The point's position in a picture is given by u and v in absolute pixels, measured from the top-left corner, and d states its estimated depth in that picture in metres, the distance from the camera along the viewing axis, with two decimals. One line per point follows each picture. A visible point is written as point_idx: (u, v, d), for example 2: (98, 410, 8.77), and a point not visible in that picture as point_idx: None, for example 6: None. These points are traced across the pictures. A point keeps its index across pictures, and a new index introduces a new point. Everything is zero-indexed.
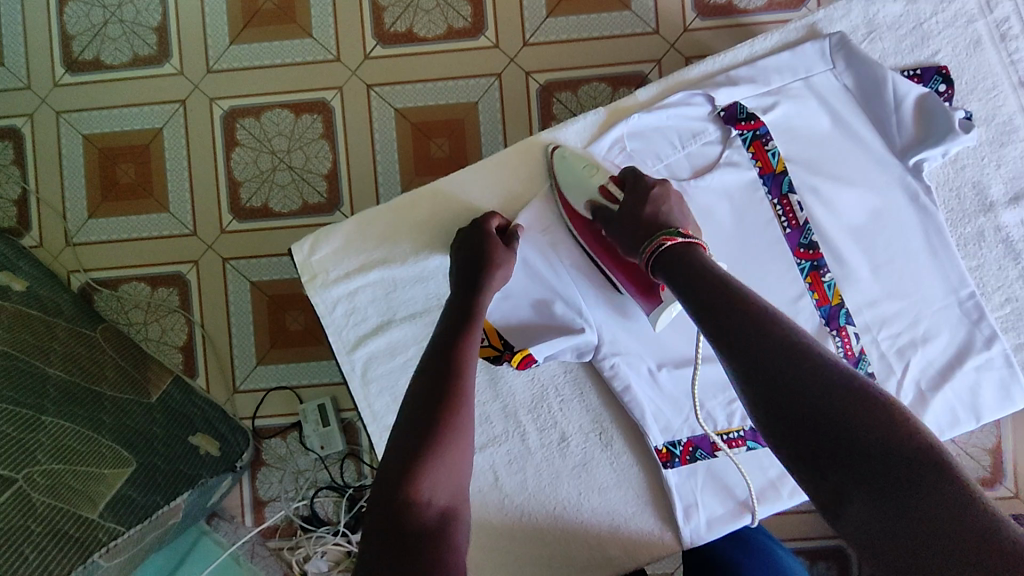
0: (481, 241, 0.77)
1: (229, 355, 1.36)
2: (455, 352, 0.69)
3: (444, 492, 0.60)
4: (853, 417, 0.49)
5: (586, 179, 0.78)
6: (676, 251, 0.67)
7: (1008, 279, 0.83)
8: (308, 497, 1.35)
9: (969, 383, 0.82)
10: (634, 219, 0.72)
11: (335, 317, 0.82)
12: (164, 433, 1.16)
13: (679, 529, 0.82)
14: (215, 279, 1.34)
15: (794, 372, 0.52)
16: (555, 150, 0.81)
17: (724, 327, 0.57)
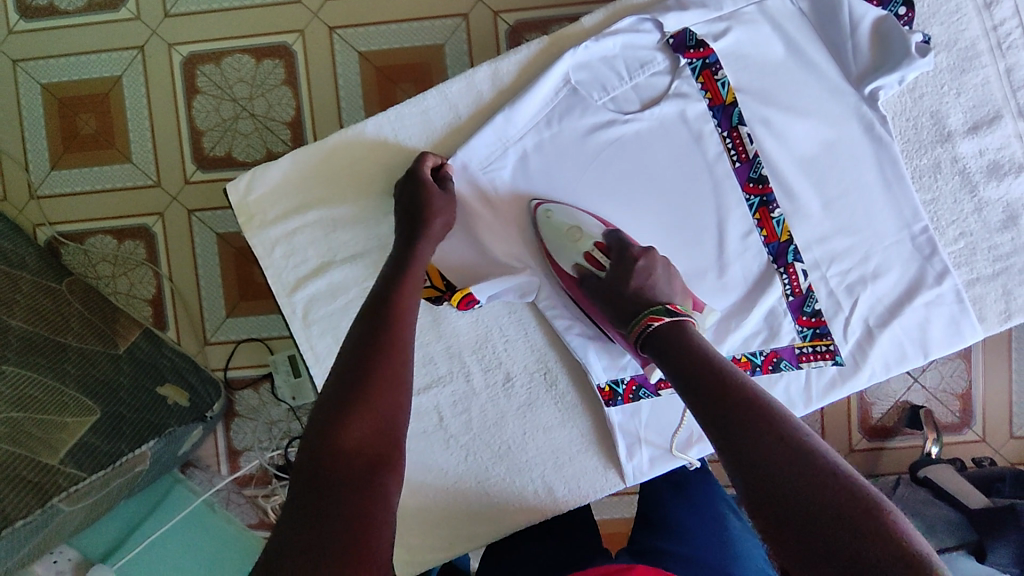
0: (421, 194, 0.74)
1: (199, 309, 1.35)
2: (393, 298, 0.68)
3: (371, 441, 0.56)
4: (843, 518, 0.46)
5: (568, 246, 0.76)
6: (666, 332, 0.66)
7: (962, 212, 0.80)
8: (282, 448, 1.35)
9: (918, 319, 0.81)
10: (619, 291, 0.72)
11: (273, 258, 0.80)
12: (131, 383, 1.16)
13: (622, 465, 0.83)
14: (182, 231, 1.32)
15: (789, 472, 0.49)
16: (539, 207, 0.78)
17: (714, 415, 0.56)
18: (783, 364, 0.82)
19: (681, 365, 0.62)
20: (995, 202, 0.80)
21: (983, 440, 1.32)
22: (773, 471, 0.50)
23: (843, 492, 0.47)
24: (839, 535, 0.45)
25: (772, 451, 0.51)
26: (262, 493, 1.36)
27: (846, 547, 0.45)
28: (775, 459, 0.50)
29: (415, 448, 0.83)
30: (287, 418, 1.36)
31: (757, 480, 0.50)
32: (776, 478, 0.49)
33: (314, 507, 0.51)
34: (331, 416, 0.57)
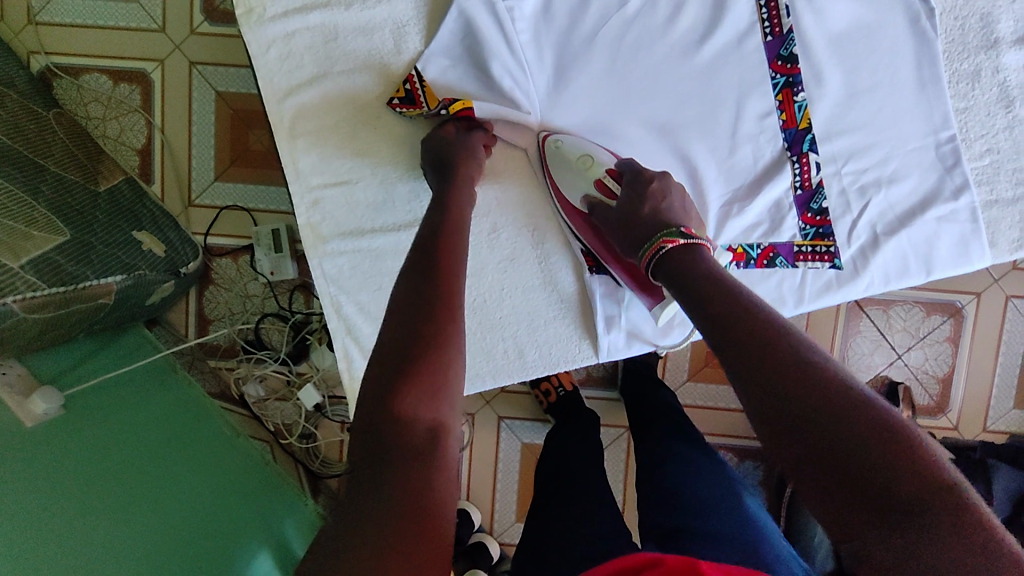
0: (447, 150, 0.72)
1: (188, 167, 1.32)
2: (436, 261, 0.60)
3: (435, 403, 0.51)
4: (867, 435, 0.43)
5: (581, 174, 0.75)
6: (683, 257, 0.62)
7: (994, 127, 0.76)
8: (253, 323, 1.35)
9: (927, 233, 0.77)
10: (633, 216, 0.70)
11: (267, 58, 0.75)
12: (106, 221, 1.10)
13: (598, 338, 0.81)
14: (182, 84, 1.29)
15: (810, 389, 0.46)
16: (548, 137, 0.76)
17: (731, 337, 0.52)
18: (779, 260, 0.78)
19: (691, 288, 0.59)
20: None
21: (954, 429, 1.38)
22: (800, 393, 0.47)
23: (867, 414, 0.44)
24: (868, 464, 0.43)
25: (802, 375, 0.47)
26: (226, 364, 1.38)
27: (872, 476, 0.42)
28: (805, 382, 0.47)
29: (389, 287, 0.80)
30: (264, 295, 1.36)
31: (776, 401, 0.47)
32: (802, 400, 0.46)
33: (366, 477, 0.47)
34: (389, 378, 0.51)
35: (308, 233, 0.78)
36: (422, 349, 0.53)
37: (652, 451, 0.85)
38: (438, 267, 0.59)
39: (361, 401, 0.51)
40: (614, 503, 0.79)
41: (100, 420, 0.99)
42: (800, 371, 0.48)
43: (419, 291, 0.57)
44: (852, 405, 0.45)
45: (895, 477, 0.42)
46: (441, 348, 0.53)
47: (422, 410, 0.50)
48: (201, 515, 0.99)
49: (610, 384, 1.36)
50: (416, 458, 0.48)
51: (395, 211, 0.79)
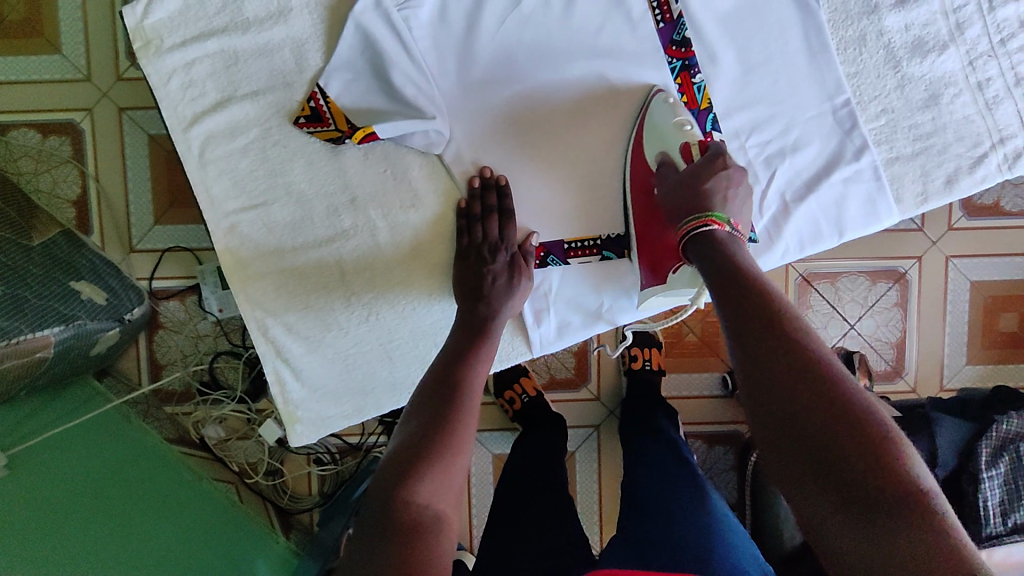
0: (472, 278, 0.77)
1: (126, 214, 1.30)
2: (457, 379, 0.69)
3: (439, 498, 0.59)
4: (861, 459, 0.48)
5: (670, 134, 0.74)
6: (717, 240, 0.65)
7: (885, 89, 0.79)
8: (207, 363, 1.34)
9: (835, 195, 0.79)
10: (694, 193, 0.67)
11: (170, 89, 0.75)
12: (42, 274, 1.06)
13: (528, 333, 0.82)
14: (112, 131, 1.28)
15: (817, 411, 0.51)
16: (658, 92, 0.77)
17: (756, 340, 0.56)
18: None
19: (718, 279, 0.62)
20: (918, 79, 0.79)
21: (913, 391, 1.41)
22: (806, 409, 0.52)
23: (868, 440, 0.49)
24: (861, 486, 0.48)
25: (804, 380, 0.53)
26: (183, 409, 1.36)
27: (850, 470, 0.49)
28: (808, 387, 0.52)
29: (315, 305, 0.79)
30: (215, 334, 1.35)
31: (783, 415, 0.52)
32: (807, 416, 0.51)
33: (372, 544, 0.56)
34: (406, 470, 0.60)
35: (229, 258, 0.77)
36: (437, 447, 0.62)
37: (629, 475, 0.93)
38: (457, 381, 0.68)
39: (379, 491, 0.59)
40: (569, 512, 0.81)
41: (53, 475, 0.96)
42: (804, 376, 0.53)
43: (440, 402, 0.66)
44: (844, 413, 0.50)
45: (877, 476, 0.48)
46: (454, 450, 0.63)
47: (423, 500, 0.58)
48: (169, 564, 0.96)
49: (575, 384, 1.37)
50: (411, 535, 0.56)
51: (313, 228, 0.78)
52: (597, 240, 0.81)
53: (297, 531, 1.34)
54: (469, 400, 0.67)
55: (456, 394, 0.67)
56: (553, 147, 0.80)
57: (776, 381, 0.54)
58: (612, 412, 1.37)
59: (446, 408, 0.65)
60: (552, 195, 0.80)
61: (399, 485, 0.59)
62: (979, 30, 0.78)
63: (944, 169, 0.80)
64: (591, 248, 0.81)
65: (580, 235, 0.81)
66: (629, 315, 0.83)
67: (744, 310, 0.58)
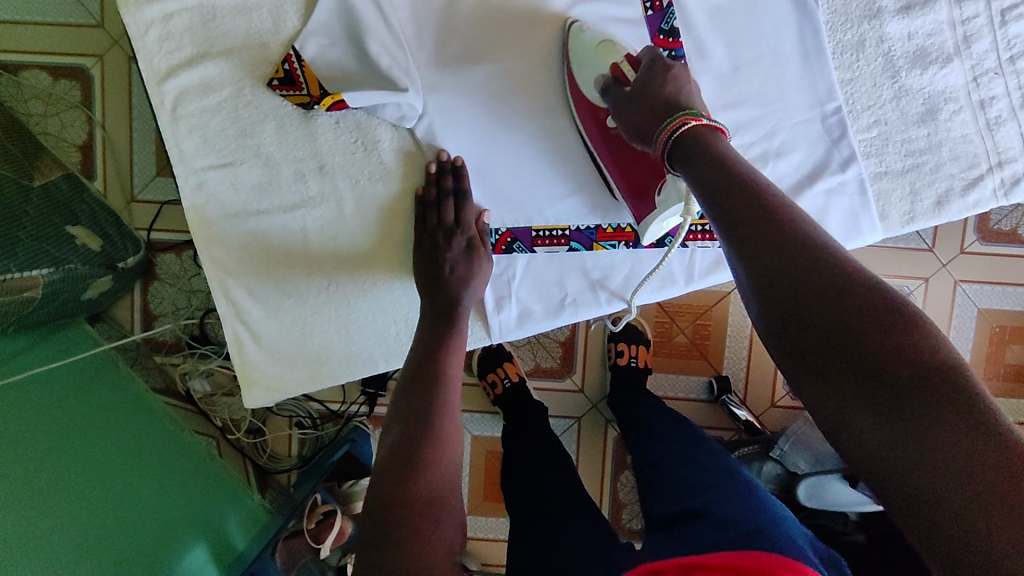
0: (429, 274, 0.76)
1: (128, 163, 1.31)
2: (437, 374, 0.70)
3: (433, 486, 0.63)
4: (878, 343, 0.47)
5: (601, 58, 0.72)
6: (702, 134, 0.60)
7: (880, 99, 0.76)
8: (198, 317, 1.35)
9: (817, 206, 0.76)
10: (649, 96, 0.66)
11: (146, 40, 0.74)
12: (38, 215, 1.06)
13: (489, 319, 0.80)
14: (120, 79, 1.29)
15: (823, 307, 0.49)
16: (574, 25, 0.75)
17: (756, 232, 0.54)
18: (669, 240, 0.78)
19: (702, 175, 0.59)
20: (917, 91, 0.76)
21: None
22: (816, 300, 0.50)
23: (881, 320, 0.48)
24: (882, 372, 0.47)
25: (809, 273, 0.51)
26: (171, 360, 1.36)
27: (871, 360, 0.47)
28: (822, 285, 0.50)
29: (278, 271, 0.79)
30: (208, 291, 1.37)
31: (798, 320, 0.51)
32: (819, 310, 0.50)
33: (379, 536, 0.60)
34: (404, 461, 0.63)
35: (194, 215, 0.77)
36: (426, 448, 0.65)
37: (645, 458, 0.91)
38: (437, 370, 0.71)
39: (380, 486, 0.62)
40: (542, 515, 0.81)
41: (32, 414, 0.95)
42: (809, 269, 0.51)
43: (421, 400, 0.68)
44: (854, 298, 0.49)
45: (911, 369, 0.46)
46: (443, 440, 0.66)
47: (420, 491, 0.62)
48: (136, 523, 0.96)
49: (559, 373, 1.35)
50: (413, 523, 0.60)
51: (281, 193, 0.78)
52: (566, 230, 0.80)
53: (274, 489, 1.37)
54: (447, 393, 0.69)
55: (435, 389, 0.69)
56: (512, 100, 0.78)
57: (786, 273, 0.51)
58: (594, 406, 1.36)
59: (432, 396, 0.69)
60: (523, 181, 0.80)
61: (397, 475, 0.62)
62: (985, 46, 0.75)
63: (935, 189, 0.76)
64: (561, 237, 0.80)
65: (550, 224, 0.80)
66: (592, 310, 0.82)
67: (737, 206, 0.56)
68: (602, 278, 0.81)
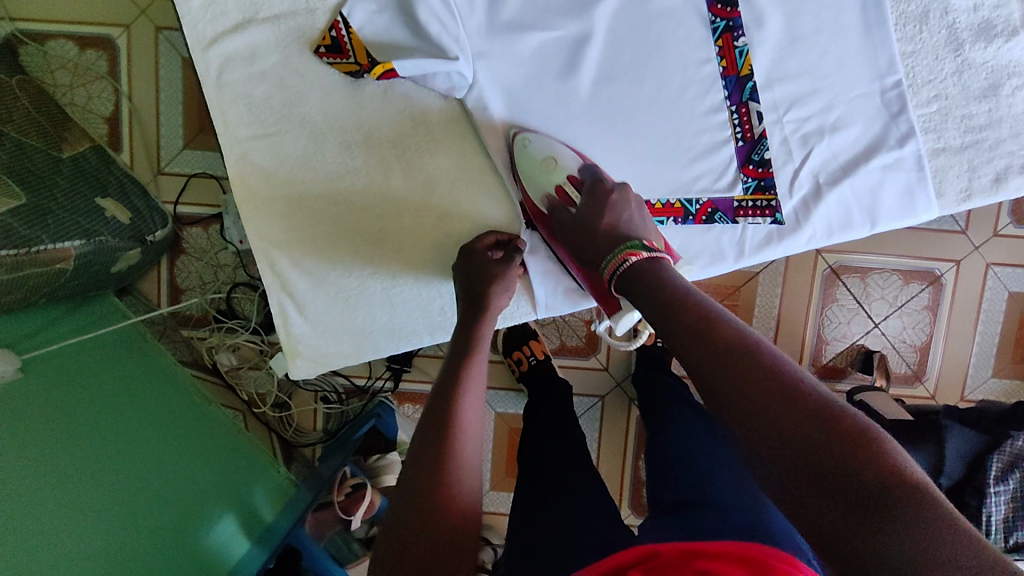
0: (475, 267, 0.75)
1: (156, 135, 1.30)
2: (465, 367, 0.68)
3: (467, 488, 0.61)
4: (838, 450, 0.47)
5: (544, 177, 0.75)
6: (641, 268, 0.64)
7: (941, 73, 0.74)
8: (225, 292, 1.35)
9: (872, 182, 0.75)
10: (591, 226, 0.70)
11: (191, 5, 0.72)
12: (68, 186, 1.06)
13: (535, 292, 0.81)
14: (148, 50, 1.27)
15: (781, 417, 0.50)
16: (518, 134, 0.75)
17: (710, 349, 0.55)
18: (718, 215, 0.76)
19: (653, 298, 0.61)
20: (980, 65, 0.74)
21: (931, 398, 1.35)
22: (772, 413, 0.50)
23: (836, 429, 0.48)
24: (848, 481, 0.46)
25: (763, 384, 0.51)
26: (198, 334, 1.37)
27: (834, 465, 0.47)
28: (772, 389, 0.51)
29: (323, 242, 0.78)
30: (235, 265, 1.35)
31: (757, 432, 0.50)
32: (778, 421, 0.49)
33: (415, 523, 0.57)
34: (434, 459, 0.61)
35: (239, 186, 0.76)
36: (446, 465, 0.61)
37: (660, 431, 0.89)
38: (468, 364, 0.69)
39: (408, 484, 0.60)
40: (576, 488, 0.80)
41: (65, 386, 0.95)
42: (764, 380, 0.52)
43: (438, 415, 0.64)
44: (809, 407, 0.49)
45: (867, 477, 0.45)
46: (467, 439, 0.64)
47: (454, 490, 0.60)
48: (170, 496, 0.96)
49: (584, 352, 1.35)
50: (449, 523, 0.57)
51: (325, 163, 0.77)
52: None
53: (299, 463, 1.37)
54: (468, 408, 0.65)
55: (453, 400, 0.65)
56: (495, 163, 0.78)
57: (742, 390, 0.52)
58: (617, 384, 1.36)
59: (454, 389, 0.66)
60: None
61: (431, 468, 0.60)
62: None
63: (993, 167, 0.75)
64: None
65: None
66: None
67: (688, 326, 0.58)
68: None
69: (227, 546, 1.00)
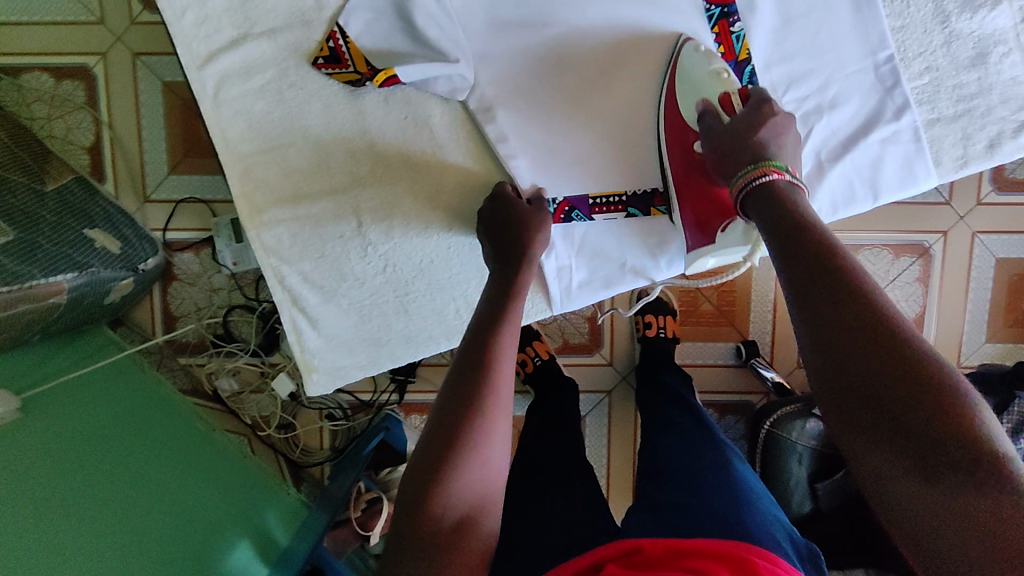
0: (510, 210, 0.73)
1: (140, 162, 1.28)
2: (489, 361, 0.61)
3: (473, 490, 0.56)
4: (937, 426, 0.45)
5: (710, 85, 0.70)
6: (781, 188, 0.60)
7: (931, 45, 0.76)
8: (221, 316, 1.32)
9: (872, 156, 0.76)
10: (745, 143, 0.64)
11: (184, 25, 0.72)
12: (55, 220, 1.04)
13: (549, 288, 0.80)
14: (127, 76, 1.25)
15: (880, 379, 0.48)
16: (689, 44, 0.73)
17: (827, 296, 0.52)
18: None
19: (779, 235, 0.57)
20: (967, 35, 0.76)
21: None
22: (875, 374, 0.48)
23: (944, 405, 0.45)
24: (933, 453, 0.45)
25: (873, 341, 0.49)
26: (196, 361, 1.34)
27: (925, 435, 0.45)
28: (875, 360, 0.48)
29: (331, 254, 0.77)
30: (230, 287, 1.33)
31: (850, 389, 0.49)
32: (882, 385, 0.48)
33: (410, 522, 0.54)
34: (438, 456, 0.56)
35: (243, 202, 0.75)
36: (458, 451, 0.56)
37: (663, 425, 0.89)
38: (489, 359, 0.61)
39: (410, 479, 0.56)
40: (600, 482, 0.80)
41: (69, 422, 0.93)
42: (876, 337, 0.49)
43: (460, 392, 0.59)
44: (922, 375, 0.46)
45: (957, 458, 0.44)
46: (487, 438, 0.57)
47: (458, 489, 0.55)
48: (182, 525, 0.94)
49: (588, 348, 1.35)
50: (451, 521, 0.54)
51: (330, 174, 0.76)
52: (623, 196, 0.79)
53: (308, 483, 1.35)
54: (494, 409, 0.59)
55: (475, 397, 0.58)
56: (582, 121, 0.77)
57: (855, 345, 0.49)
58: (623, 377, 1.36)
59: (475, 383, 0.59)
60: (577, 146, 0.78)
61: (436, 461, 0.55)
62: None
63: (987, 132, 0.77)
64: (617, 204, 0.79)
65: (605, 190, 0.78)
66: (651, 275, 0.82)
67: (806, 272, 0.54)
68: (662, 242, 0.81)
69: (246, 569, 0.98)
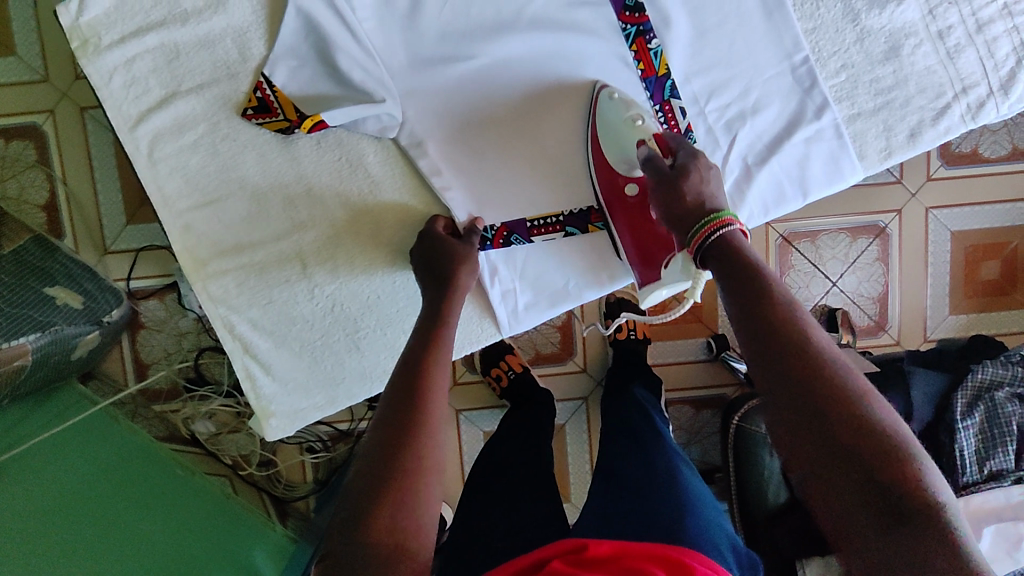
0: (438, 248, 0.74)
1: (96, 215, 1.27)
2: (419, 390, 0.60)
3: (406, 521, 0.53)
4: (877, 463, 0.46)
5: (625, 133, 0.71)
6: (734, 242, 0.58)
7: (844, 43, 0.78)
8: (191, 359, 1.32)
9: (798, 155, 0.78)
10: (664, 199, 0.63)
11: (112, 88, 0.73)
12: (12, 280, 1.03)
13: (496, 313, 0.81)
14: (75, 131, 1.24)
15: (828, 416, 0.48)
16: (601, 89, 0.75)
17: (777, 341, 0.52)
18: None
19: (730, 281, 0.56)
20: (878, 31, 0.78)
21: (897, 343, 1.41)
22: (824, 412, 0.48)
23: (883, 441, 0.46)
24: (874, 488, 0.46)
25: (818, 381, 0.49)
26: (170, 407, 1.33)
27: (871, 468, 0.46)
28: (822, 395, 0.48)
29: (279, 298, 0.78)
30: (197, 330, 1.33)
31: (802, 425, 0.49)
32: (829, 421, 0.48)
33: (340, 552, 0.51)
34: (370, 490, 0.54)
35: (187, 256, 0.75)
36: (390, 484, 0.54)
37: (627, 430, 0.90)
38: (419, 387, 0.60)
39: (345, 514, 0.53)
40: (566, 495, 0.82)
41: (42, 481, 0.93)
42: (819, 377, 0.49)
43: (393, 423, 0.58)
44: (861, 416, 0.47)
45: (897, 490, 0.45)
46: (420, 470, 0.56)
47: (391, 522, 0.52)
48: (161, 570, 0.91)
49: (561, 357, 1.36)
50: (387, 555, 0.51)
51: (271, 221, 0.77)
52: (559, 217, 0.80)
53: (295, 516, 1.30)
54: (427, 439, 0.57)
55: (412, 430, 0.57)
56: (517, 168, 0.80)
57: (802, 383, 0.49)
58: (598, 382, 1.37)
59: (405, 412, 0.58)
60: (511, 173, 0.80)
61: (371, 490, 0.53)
62: None
63: (907, 123, 0.79)
64: (555, 224, 0.80)
65: (543, 212, 0.80)
66: (595, 292, 0.83)
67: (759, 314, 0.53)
68: (602, 259, 0.82)
69: None
